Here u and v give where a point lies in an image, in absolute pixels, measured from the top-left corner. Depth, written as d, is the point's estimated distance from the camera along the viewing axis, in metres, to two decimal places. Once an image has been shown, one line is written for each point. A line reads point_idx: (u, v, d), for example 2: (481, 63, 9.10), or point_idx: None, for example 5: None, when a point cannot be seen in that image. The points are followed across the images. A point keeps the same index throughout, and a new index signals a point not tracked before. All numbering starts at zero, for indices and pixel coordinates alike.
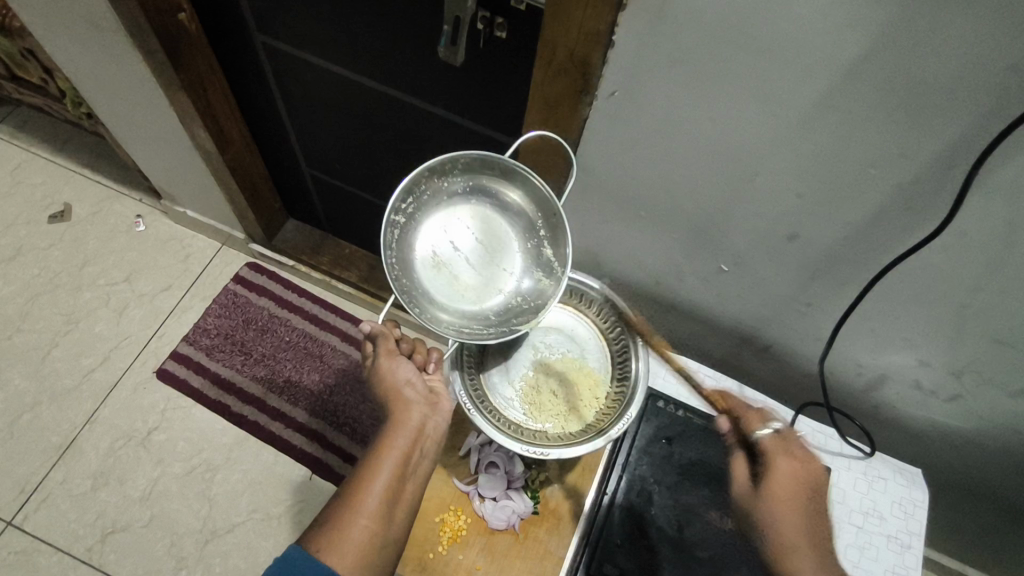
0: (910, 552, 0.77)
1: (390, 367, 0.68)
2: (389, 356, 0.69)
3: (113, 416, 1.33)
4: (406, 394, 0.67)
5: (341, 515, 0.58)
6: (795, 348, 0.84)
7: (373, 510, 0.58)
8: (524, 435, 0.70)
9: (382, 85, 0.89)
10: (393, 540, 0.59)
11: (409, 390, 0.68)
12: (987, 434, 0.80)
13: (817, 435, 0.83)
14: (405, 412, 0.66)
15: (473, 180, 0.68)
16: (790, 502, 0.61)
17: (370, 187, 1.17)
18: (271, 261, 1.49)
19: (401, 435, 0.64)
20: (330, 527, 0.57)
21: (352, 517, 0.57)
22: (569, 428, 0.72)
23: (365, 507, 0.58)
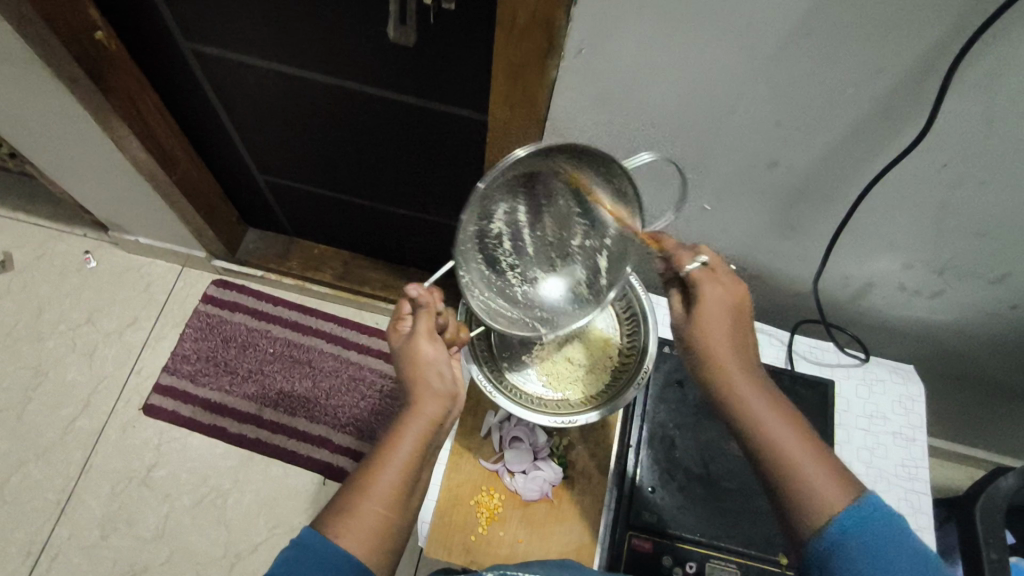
0: (916, 444, 0.81)
1: (431, 351, 0.65)
2: (430, 336, 0.65)
3: (108, 461, 1.28)
4: (431, 382, 0.64)
5: (355, 497, 0.57)
6: (782, 272, 0.86)
7: (387, 494, 0.57)
8: (549, 407, 0.70)
9: (328, 76, 0.85)
10: (402, 525, 0.58)
11: (435, 380, 0.64)
12: (970, 320, 0.84)
13: (814, 351, 0.86)
14: (426, 401, 0.63)
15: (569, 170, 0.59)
16: (721, 327, 0.63)
17: (331, 183, 1.13)
18: (237, 275, 1.45)
19: (420, 420, 0.62)
20: (343, 509, 0.56)
21: (366, 501, 0.57)
22: (590, 392, 0.73)
23: (379, 490, 0.57)
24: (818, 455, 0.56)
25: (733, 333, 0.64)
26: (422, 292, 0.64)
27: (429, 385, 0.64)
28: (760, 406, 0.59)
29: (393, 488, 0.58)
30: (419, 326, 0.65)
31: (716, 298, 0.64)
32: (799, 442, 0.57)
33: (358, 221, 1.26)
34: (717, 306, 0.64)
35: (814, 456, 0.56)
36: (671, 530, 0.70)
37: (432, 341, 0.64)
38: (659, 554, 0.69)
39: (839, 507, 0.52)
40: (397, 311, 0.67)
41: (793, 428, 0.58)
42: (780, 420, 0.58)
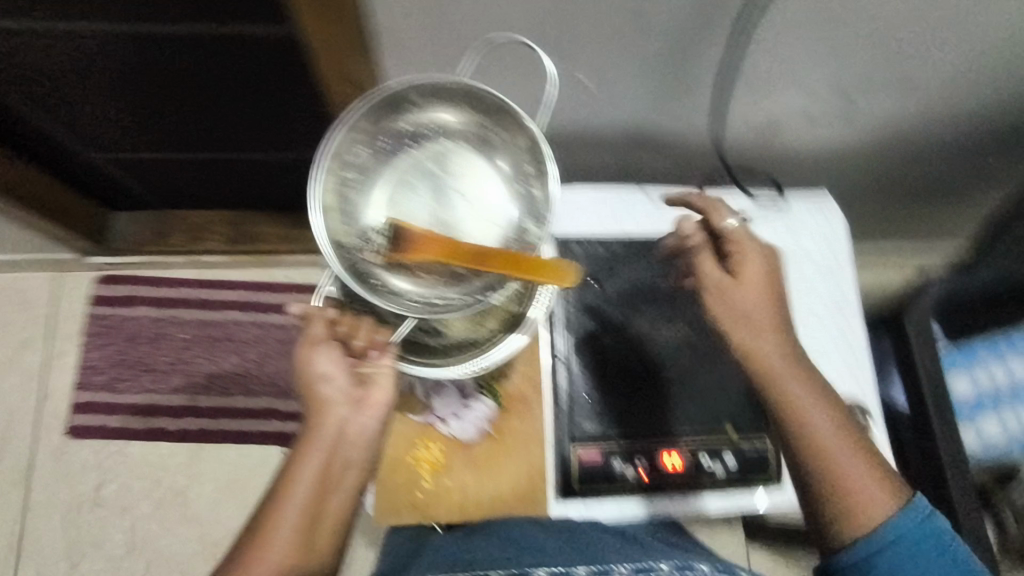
0: (844, 275, 0.79)
1: (320, 364, 0.61)
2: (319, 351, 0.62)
3: (49, 494, 1.21)
4: (324, 398, 0.60)
5: (254, 543, 0.54)
6: (683, 132, 0.78)
7: (286, 534, 0.54)
8: (458, 354, 0.69)
9: (120, 23, 0.71)
10: (315, 559, 0.54)
11: (328, 394, 0.60)
12: (878, 135, 0.80)
13: (733, 206, 0.80)
14: (322, 420, 0.59)
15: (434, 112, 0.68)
16: (754, 296, 0.60)
17: (179, 145, 0.98)
18: (120, 266, 1.30)
19: (316, 444, 0.58)
20: (245, 558, 0.53)
21: (264, 546, 0.53)
22: (493, 323, 0.70)
23: (277, 533, 0.54)
24: (853, 449, 0.55)
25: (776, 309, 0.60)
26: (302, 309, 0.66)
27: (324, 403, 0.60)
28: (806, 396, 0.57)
29: (293, 525, 0.54)
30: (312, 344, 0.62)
31: (754, 265, 0.61)
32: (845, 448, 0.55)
33: (228, 179, 1.12)
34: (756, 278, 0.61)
35: (837, 437, 0.56)
36: (615, 433, 0.69)
37: (318, 355, 0.61)
38: (608, 459, 0.68)
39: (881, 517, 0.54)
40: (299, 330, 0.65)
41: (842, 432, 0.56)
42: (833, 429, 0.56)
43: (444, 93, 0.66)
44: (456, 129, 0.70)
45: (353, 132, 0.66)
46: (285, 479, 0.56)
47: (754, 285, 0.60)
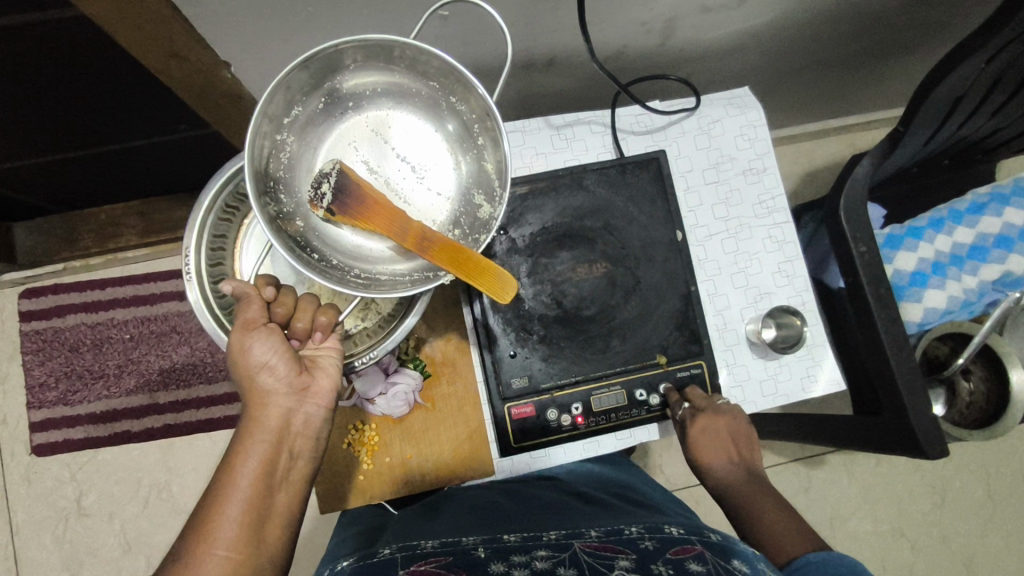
0: (768, 174, 0.75)
1: (254, 344, 0.54)
2: (251, 330, 0.54)
3: (33, 513, 1.22)
4: (263, 386, 0.53)
5: (192, 546, 0.47)
6: (576, 47, 0.70)
7: (230, 536, 0.48)
8: (354, 345, 0.66)
9: None
10: (262, 558, 0.49)
11: (267, 380, 0.53)
12: (789, 12, 0.72)
13: (642, 119, 0.74)
14: (264, 410, 0.53)
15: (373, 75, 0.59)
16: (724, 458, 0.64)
17: (37, 152, 0.87)
18: (40, 278, 1.24)
19: (259, 437, 0.52)
20: (179, 563, 0.47)
21: (205, 549, 0.47)
22: (382, 309, 0.68)
23: (219, 535, 0.47)
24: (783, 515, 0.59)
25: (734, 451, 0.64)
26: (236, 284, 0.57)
27: (264, 389, 0.53)
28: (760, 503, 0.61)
29: (236, 521, 0.48)
30: (243, 323, 0.55)
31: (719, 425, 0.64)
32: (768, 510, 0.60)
33: (116, 175, 1.02)
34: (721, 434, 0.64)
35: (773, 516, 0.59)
36: (545, 385, 0.66)
37: (254, 333, 0.54)
38: (542, 411, 0.66)
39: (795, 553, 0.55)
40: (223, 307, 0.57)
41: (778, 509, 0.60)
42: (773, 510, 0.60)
43: (392, 60, 0.57)
44: (393, 88, 0.61)
45: (290, 91, 0.55)
46: (227, 473, 0.50)
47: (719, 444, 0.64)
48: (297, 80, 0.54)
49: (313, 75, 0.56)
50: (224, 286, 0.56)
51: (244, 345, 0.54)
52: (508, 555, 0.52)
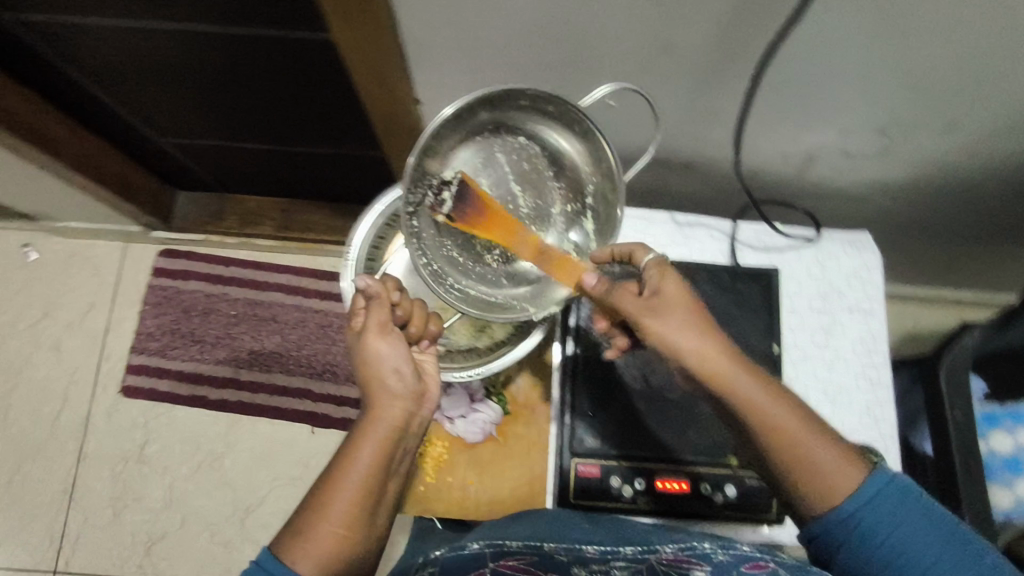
0: (873, 316, 0.77)
1: (383, 347, 0.61)
2: (381, 335, 0.61)
3: (101, 446, 1.31)
4: (389, 385, 0.60)
5: (312, 515, 0.55)
6: (715, 158, 0.77)
7: (344, 515, 0.55)
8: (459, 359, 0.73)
9: (165, 23, 0.72)
10: (365, 536, 0.56)
11: (393, 381, 0.60)
12: (924, 175, 0.76)
13: (762, 235, 0.79)
14: (386, 406, 0.59)
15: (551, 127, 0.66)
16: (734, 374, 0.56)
17: (231, 134, 1.02)
18: (180, 242, 1.39)
19: (378, 430, 0.58)
20: (300, 530, 0.54)
21: (323, 521, 0.54)
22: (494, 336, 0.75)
23: (335, 512, 0.54)
24: (811, 428, 0.53)
25: (714, 351, 0.56)
26: (371, 283, 0.62)
27: (385, 388, 0.60)
28: (770, 409, 0.54)
29: (350, 503, 0.55)
30: (372, 327, 0.62)
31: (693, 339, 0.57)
32: (782, 412, 0.54)
33: (280, 167, 1.17)
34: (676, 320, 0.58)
35: (796, 426, 0.53)
36: (615, 451, 0.69)
37: (384, 338, 0.61)
38: (607, 475, 0.69)
39: (850, 489, 0.51)
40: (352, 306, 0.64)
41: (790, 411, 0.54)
42: (786, 415, 0.53)
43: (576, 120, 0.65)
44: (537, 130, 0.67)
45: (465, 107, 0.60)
46: (346, 457, 0.57)
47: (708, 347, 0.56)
48: (493, 95, 0.61)
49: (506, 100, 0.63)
50: (361, 282, 0.62)
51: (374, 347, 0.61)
52: (588, 564, 0.56)
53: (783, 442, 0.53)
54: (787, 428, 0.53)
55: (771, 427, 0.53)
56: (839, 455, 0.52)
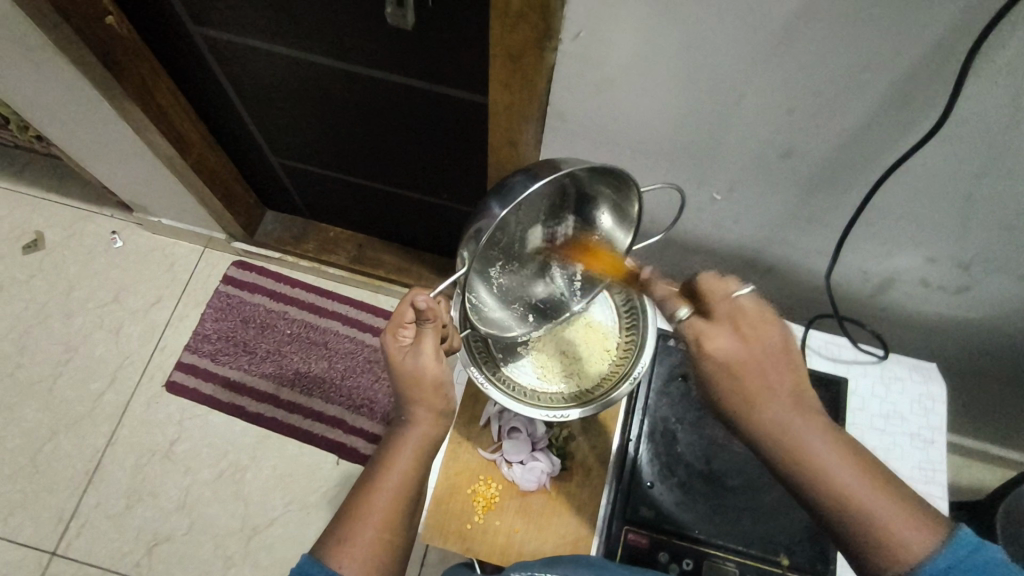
0: (934, 445, 0.78)
1: (436, 368, 0.60)
2: (436, 354, 0.60)
3: (132, 435, 1.33)
4: (433, 399, 0.60)
5: (351, 519, 0.55)
6: (798, 264, 0.82)
7: (383, 519, 0.55)
8: (542, 400, 0.69)
9: (332, 61, 0.84)
10: (400, 552, 0.56)
11: (437, 396, 0.60)
12: (997, 317, 0.80)
13: (829, 346, 0.83)
14: (426, 418, 0.60)
15: (610, 218, 0.60)
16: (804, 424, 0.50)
17: (341, 167, 1.13)
18: (256, 256, 1.46)
19: (416, 440, 0.59)
20: (342, 536, 0.54)
21: (363, 525, 0.55)
22: (582, 386, 0.72)
23: (375, 516, 0.55)
24: (882, 492, 0.48)
25: (778, 394, 0.52)
26: (430, 301, 0.57)
27: (429, 403, 0.60)
28: (832, 465, 0.49)
29: (386, 517, 0.55)
30: (424, 344, 0.60)
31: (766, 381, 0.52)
32: (850, 468, 0.49)
33: (373, 204, 1.26)
34: (746, 351, 0.52)
35: (869, 492, 0.48)
36: (667, 527, 0.69)
37: (436, 356, 0.59)
38: (655, 548, 0.68)
39: (929, 551, 0.46)
40: (398, 317, 0.61)
41: (864, 475, 0.49)
42: (861, 482, 0.48)
43: (632, 223, 0.60)
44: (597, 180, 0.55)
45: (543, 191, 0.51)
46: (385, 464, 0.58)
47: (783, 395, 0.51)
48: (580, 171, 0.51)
49: (587, 177, 0.54)
50: (420, 302, 0.57)
51: (425, 364, 0.59)
52: None
53: (847, 506, 0.48)
54: (862, 497, 0.48)
55: (835, 492, 0.48)
56: (915, 524, 0.47)
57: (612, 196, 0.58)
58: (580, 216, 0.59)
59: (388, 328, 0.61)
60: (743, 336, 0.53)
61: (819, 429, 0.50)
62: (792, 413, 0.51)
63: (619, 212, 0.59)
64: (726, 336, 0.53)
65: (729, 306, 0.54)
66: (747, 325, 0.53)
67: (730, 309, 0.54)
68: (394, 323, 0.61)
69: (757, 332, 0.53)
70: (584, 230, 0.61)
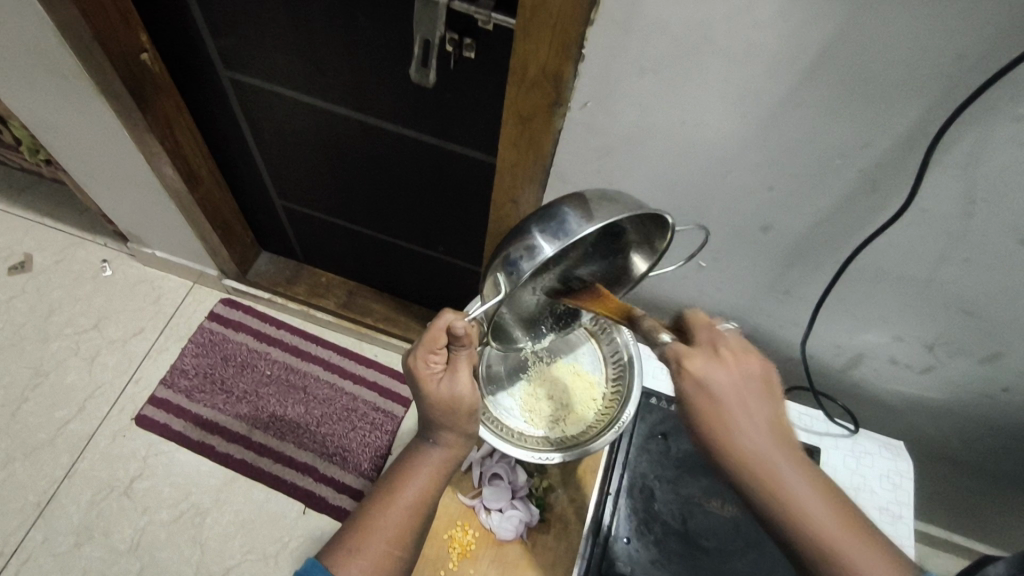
0: (903, 521, 0.79)
1: (469, 395, 0.62)
2: (468, 382, 0.62)
3: (93, 468, 1.28)
4: (458, 425, 0.64)
5: (365, 528, 0.60)
6: (775, 335, 0.87)
7: (392, 534, 0.60)
8: (526, 442, 0.72)
9: (351, 111, 0.89)
10: (405, 566, 0.62)
11: (464, 423, 0.64)
12: (959, 400, 0.84)
13: (803, 418, 0.86)
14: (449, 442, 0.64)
15: (635, 241, 0.60)
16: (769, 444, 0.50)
17: (342, 213, 1.17)
18: (244, 295, 1.47)
19: (432, 463, 0.64)
20: (354, 541, 0.60)
21: (375, 536, 0.60)
22: (568, 431, 0.75)
23: (386, 531, 0.60)
24: (840, 512, 0.48)
25: (756, 415, 0.51)
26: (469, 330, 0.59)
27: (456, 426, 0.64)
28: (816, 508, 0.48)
29: (396, 536, 0.61)
30: (460, 373, 0.61)
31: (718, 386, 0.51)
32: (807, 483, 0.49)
33: (368, 252, 1.29)
34: (718, 371, 0.51)
35: (834, 521, 0.48)
36: None
37: (470, 386, 0.61)
38: None
39: None
40: (431, 341, 0.60)
41: (823, 495, 0.49)
42: (822, 502, 0.48)
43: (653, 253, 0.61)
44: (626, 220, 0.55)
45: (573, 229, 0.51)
46: (402, 480, 0.63)
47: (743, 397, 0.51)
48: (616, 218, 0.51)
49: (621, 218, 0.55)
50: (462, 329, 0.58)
51: (461, 392, 0.61)
52: None
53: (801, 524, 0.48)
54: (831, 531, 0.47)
55: (792, 505, 0.48)
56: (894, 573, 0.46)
57: (635, 233, 0.59)
58: (606, 242, 0.59)
59: (418, 352, 0.61)
60: (722, 359, 0.52)
61: (794, 460, 0.50)
62: (767, 428, 0.51)
63: (645, 240, 0.60)
64: (707, 361, 0.52)
65: (710, 334, 0.54)
66: (727, 350, 0.53)
67: (710, 336, 0.54)
68: (426, 346, 0.61)
69: (739, 356, 0.52)
70: (607, 254, 0.62)
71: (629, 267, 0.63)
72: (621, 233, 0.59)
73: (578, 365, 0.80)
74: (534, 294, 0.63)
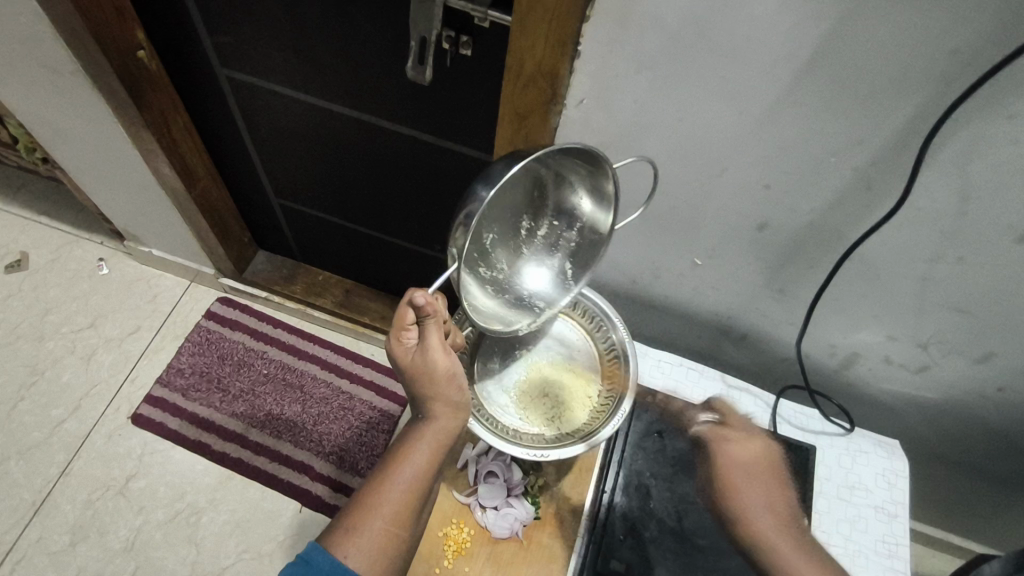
0: (898, 520, 0.79)
1: (446, 363, 0.63)
2: (443, 350, 0.63)
3: (88, 467, 1.27)
4: (445, 397, 0.64)
5: (362, 508, 0.60)
6: (771, 334, 0.87)
7: (390, 512, 0.60)
8: (522, 439, 0.72)
9: (348, 109, 0.89)
10: (405, 545, 0.61)
11: (450, 392, 0.64)
12: (953, 399, 0.84)
13: (798, 416, 0.86)
14: (440, 416, 0.64)
15: (585, 192, 0.63)
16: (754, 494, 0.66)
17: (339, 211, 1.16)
18: (241, 294, 1.47)
19: (426, 440, 0.63)
20: (351, 522, 0.60)
21: (372, 515, 0.59)
22: (564, 428, 0.75)
23: (383, 509, 0.60)
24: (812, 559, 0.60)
25: (762, 481, 0.67)
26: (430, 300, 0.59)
27: (443, 397, 0.64)
28: (789, 553, 0.61)
29: (393, 515, 0.60)
30: (432, 341, 0.62)
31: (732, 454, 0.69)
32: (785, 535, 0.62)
33: (364, 251, 1.29)
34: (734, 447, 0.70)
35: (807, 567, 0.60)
36: None
37: (446, 354, 0.62)
38: None
39: None
40: (399, 320, 0.62)
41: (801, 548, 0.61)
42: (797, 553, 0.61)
43: (607, 198, 0.63)
44: (566, 159, 0.59)
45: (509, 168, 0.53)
46: (397, 458, 0.62)
47: (744, 457, 0.68)
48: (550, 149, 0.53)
49: (560, 156, 0.58)
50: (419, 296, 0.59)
51: (437, 362, 0.62)
52: None
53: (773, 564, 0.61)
54: (780, 543, 0.61)
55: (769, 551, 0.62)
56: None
57: (584, 175, 0.61)
58: (556, 192, 0.64)
59: (391, 334, 0.62)
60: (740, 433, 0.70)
61: (777, 516, 0.64)
62: (761, 494, 0.66)
63: (592, 187, 0.63)
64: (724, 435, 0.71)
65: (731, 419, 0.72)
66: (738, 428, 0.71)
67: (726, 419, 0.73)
68: (397, 328, 0.62)
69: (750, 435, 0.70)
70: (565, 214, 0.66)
71: (597, 224, 0.65)
72: (567, 178, 0.62)
73: (570, 360, 0.80)
74: (500, 259, 0.66)
